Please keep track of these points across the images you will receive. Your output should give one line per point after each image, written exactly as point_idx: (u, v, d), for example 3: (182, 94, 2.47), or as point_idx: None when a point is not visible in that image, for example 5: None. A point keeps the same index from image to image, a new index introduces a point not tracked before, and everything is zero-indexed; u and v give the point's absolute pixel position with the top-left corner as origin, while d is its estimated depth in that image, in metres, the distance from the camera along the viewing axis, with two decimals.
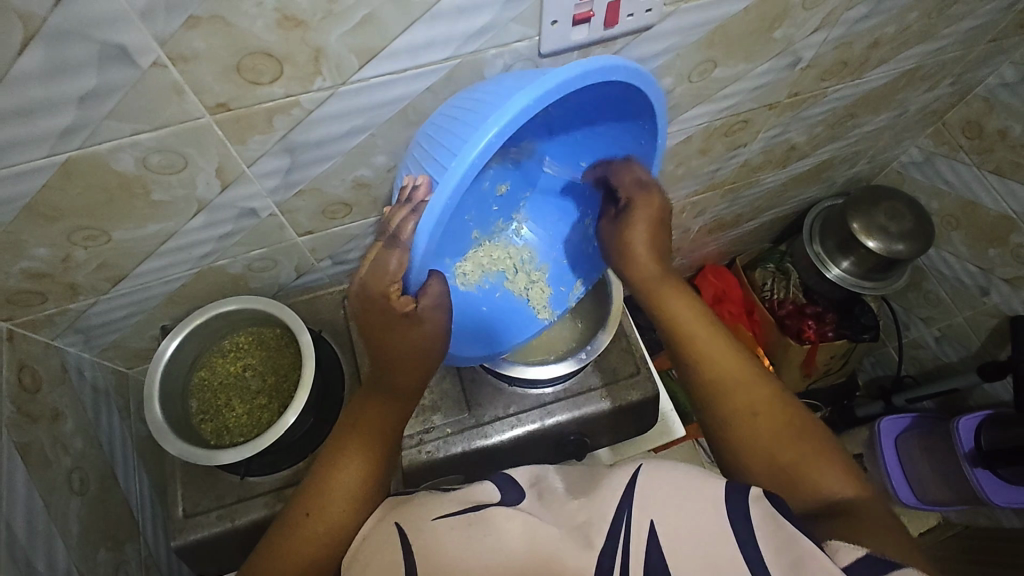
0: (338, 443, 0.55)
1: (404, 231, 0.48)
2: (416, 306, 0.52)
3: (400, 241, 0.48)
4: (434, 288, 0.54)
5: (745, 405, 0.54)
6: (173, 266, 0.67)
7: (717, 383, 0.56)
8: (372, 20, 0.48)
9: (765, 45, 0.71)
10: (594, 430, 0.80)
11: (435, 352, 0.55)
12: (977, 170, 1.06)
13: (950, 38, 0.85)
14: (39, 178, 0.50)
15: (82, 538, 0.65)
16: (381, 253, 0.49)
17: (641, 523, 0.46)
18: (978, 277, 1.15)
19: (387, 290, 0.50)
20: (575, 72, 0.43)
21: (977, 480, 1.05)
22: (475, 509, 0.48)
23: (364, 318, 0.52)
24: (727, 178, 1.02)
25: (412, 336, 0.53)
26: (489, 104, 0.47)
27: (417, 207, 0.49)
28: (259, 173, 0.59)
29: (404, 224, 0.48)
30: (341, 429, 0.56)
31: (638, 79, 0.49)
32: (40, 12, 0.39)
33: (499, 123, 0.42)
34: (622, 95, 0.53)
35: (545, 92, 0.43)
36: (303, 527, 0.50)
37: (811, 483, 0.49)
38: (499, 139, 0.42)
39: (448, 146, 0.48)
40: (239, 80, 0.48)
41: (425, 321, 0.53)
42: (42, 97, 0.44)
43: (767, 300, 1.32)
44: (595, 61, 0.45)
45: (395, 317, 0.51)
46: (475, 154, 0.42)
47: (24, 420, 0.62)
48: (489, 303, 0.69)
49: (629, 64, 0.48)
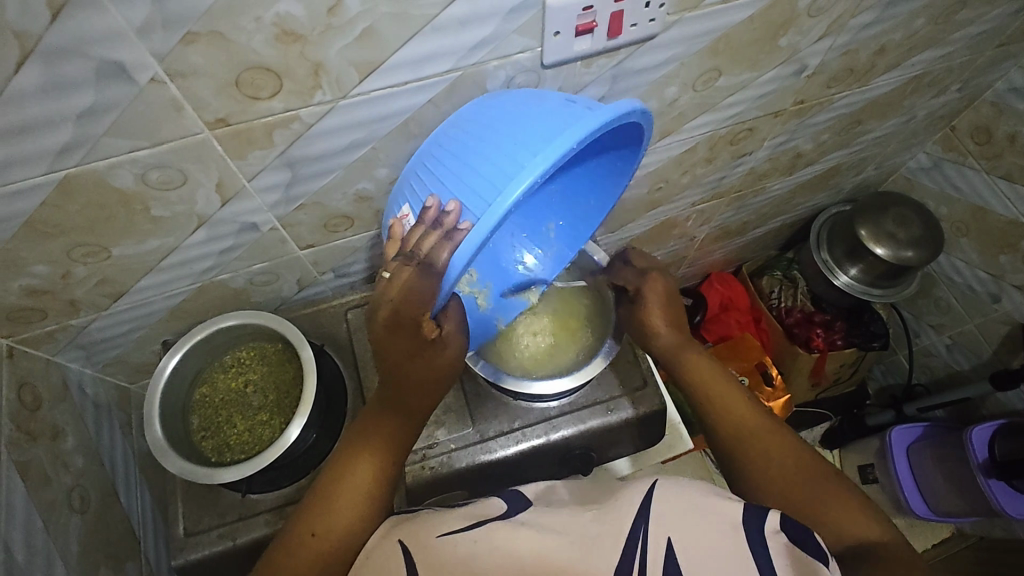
0: (347, 457, 0.55)
1: (438, 261, 0.45)
2: (440, 331, 0.54)
3: (435, 270, 0.45)
4: (454, 312, 0.55)
5: (763, 453, 0.58)
6: (172, 281, 0.67)
7: (738, 432, 0.61)
8: (371, 33, 0.47)
9: (770, 53, 0.70)
10: (600, 444, 0.78)
11: (451, 374, 0.57)
12: (986, 176, 1.05)
13: (958, 43, 0.84)
14: (37, 196, 0.50)
15: (83, 556, 0.64)
16: (415, 281, 0.46)
17: (657, 542, 0.46)
18: (989, 283, 1.13)
19: (417, 318, 0.49)
20: (614, 113, 0.43)
21: (990, 491, 1.03)
22: (482, 525, 0.48)
23: (388, 339, 0.51)
24: (733, 185, 1.01)
25: (434, 361, 0.54)
26: (530, 130, 0.45)
27: (451, 236, 0.45)
28: (258, 188, 0.58)
29: (438, 251, 0.45)
30: (349, 445, 0.56)
31: (647, 123, 0.48)
32: (36, 31, 0.39)
33: (544, 163, 0.40)
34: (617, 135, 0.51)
35: (596, 128, 0.41)
36: (310, 545, 0.49)
37: (830, 526, 0.52)
38: (540, 179, 0.41)
39: (482, 169, 0.45)
40: (237, 95, 0.48)
41: (450, 345, 0.55)
42: (40, 114, 0.44)
43: (775, 307, 1.30)
44: (625, 103, 0.44)
45: (423, 343, 0.52)
46: (518, 194, 0.40)
47: (23, 438, 0.61)
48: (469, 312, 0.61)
49: (647, 110, 0.47)
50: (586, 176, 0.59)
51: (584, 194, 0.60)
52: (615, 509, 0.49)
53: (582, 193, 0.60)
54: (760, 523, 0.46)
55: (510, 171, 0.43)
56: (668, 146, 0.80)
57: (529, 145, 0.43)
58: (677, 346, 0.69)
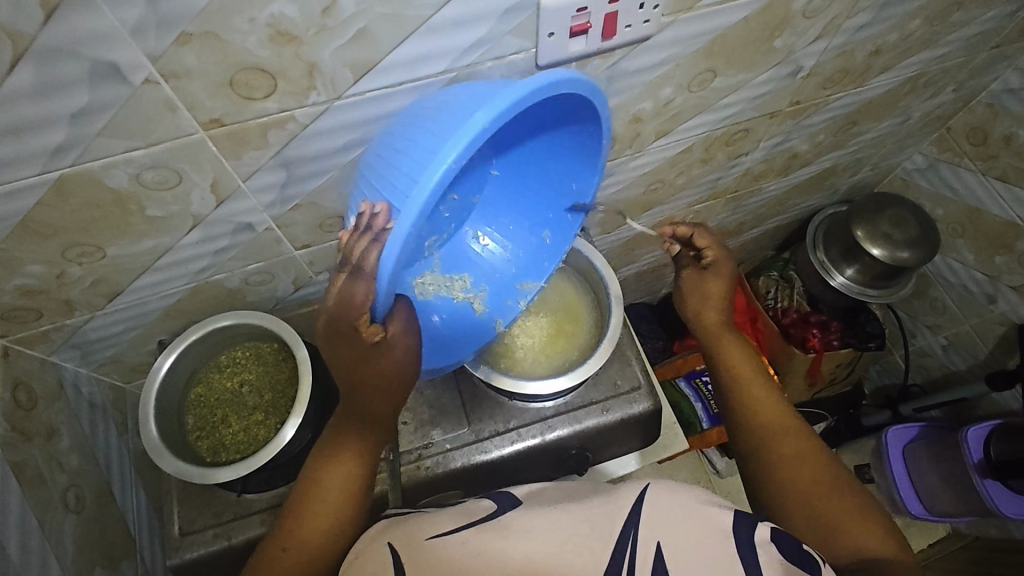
0: (314, 469, 0.56)
1: (366, 262, 0.43)
2: (385, 334, 0.49)
3: (363, 272, 0.43)
4: (402, 313, 0.50)
5: (794, 452, 0.58)
6: (169, 281, 0.67)
7: (769, 426, 0.61)
8: (366, 34, 0.47)
9: (765, 54, 0.70)
10: (595, 444, 0.78)
11: (409, 376, 0.53)
12: (981, 177, 1.05)
13: (954, 45, 0.84)
14: (32, 196, 0.50)
15: (78, 555, 0.64)
16: (347, 284, 0.45)
17: (648, 542, 0.46)
18: (985, 284, 1.14)
19: (356, 320, 0.46)
20: (535, 85, 0.40)
21: (986, 491, 1.03)
22: (474, 527, 0.48)
23: (336, 346, 0.49)
24: (730, 186, 1.01)
25: (383, 364, 0.50)
26: (453, 113, 0.42)
27: (378, 237, 0.42)
28: (254, 188, 0.58)
29: (367, 253, 0.43)
30: (318, 455, 0.56)
31: (586, 89, 0.45)
32: (30, 31, 0.39)
33: (454, 149, 0.38)
34: (572, 110, 0.49)
35: (510, 104, 0.39)
36: (280, 560, 0.51)
37: (845, 535, 0.52)
38: (456, 166, 0.38)
39: (407, 165, 0.42)
40: (232, 96, 0.48)
41: (395, 347, 0.50)
42: (34, 114, 0.44)
43: (772, 308, 1.29)
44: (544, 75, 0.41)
45: (366, 347, 0.49)
46: (434, 181, 0.38)
47: (18, 438, 0.61)
48: (448, 311, 0.60)
49: (576, 73, 0.43)
50: (561, 164, 0.58)
51: (564, 178, 0.60)
52: (606, 509, 0.50)
53: (565, 175, 0.59)
54: (750, 533, 0.47)
55: (427, 157, 0.40)
56: (664, 147, 0.80)
57: (446, 129, 0.41)
58: (721, 329, 0.69)
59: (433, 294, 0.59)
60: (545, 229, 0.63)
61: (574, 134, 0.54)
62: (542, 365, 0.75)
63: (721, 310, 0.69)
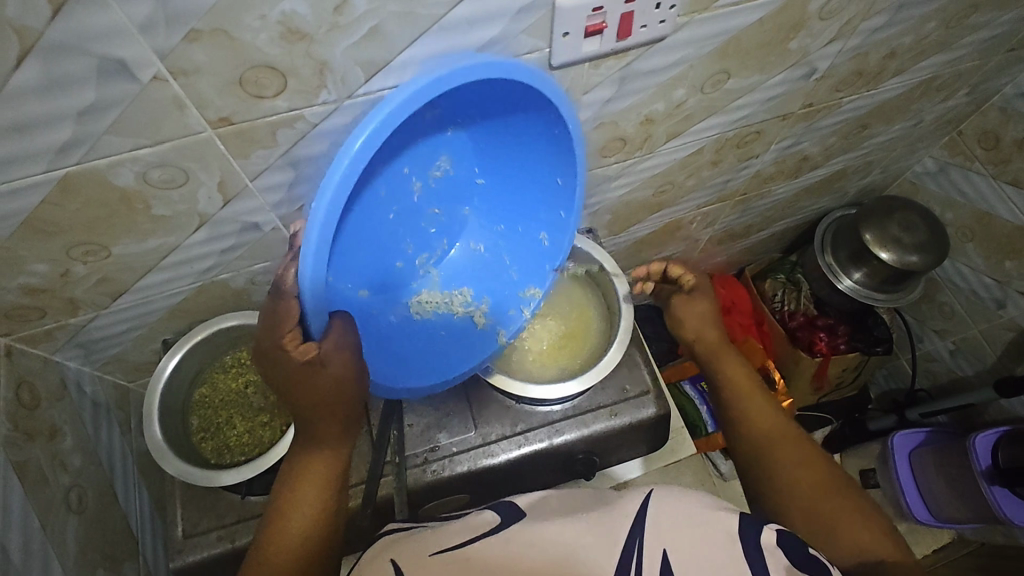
0: (276, 496, 0.52)
1: (285, 280, 0.46)
2: (319, 350, 0.47)
3: (284, 290, 0.45)
4: (338, 327, 0.48)
5: (793, 458, 0.58)
6: (174, 280, 0.66)
7: (767, 434, 0.61)
8: (378, 32, 0.46)
9: (780, 56, 0.69)
10: (602, 449, 0.77)
11: (353, 391, 0.50)
12: (992, 181, 1.04)
13: (968, 48, 0.83)
14: (37, 194, 0.49)
15: (80, 556, 0.63)
16: (269, 304, 0.47)
17: (653, 550, 0.45)
18: (994, 289, 1.13)
19: (281, 340, 0.46)
20: (431, 77, 0.40)
21: (994, 499, 1.03)
22: (480, 538, 0.47)
23: (273, 372, 0.48)
24: (739, 188, 1.00)
25: (320, 381, 0.48)
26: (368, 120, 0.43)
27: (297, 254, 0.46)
28: (261, 187, 0.58)
29: (285, 272, 0.46)
30: (279, 482, 0.53)
31: (508, 70, 0.43)
32: (38, 27, 0.38)
33: (344, 155, 0.39)
34: (524, 95, 0.48)
35: (402, 96, 0.39)
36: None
37: (845, 534, 0.52)
38: (351, 171, 0.39)
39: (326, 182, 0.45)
40: (242, 94, 0.47)
41: (331, 362, 0.47)
42: (39, 111, 0.43)
43: (778, 310, 1.29)
44: (447, 66, 0.40)
45: (298, 366, 0.47)
46: (330, 191, 0.39)
47: (21, 438, 0.60)
48: (448, 326, 0.64)
49: (485, 56, 0.42)
50: (542, 159, 0.56)
51: (550, 173, 0.57)
52: (614, 517, 0.49)
53: (549, 172, 0.57)
54: (756, 534, 0.47)
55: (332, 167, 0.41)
56: (674, 148, 0.79)
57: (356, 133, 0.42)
58: (718, 342, 0.69)
59: (432, 311, 0.63)
60: (542, 232, 0.62)
61: (530, 132, 0.53)
62: (550, 369, 0.74)
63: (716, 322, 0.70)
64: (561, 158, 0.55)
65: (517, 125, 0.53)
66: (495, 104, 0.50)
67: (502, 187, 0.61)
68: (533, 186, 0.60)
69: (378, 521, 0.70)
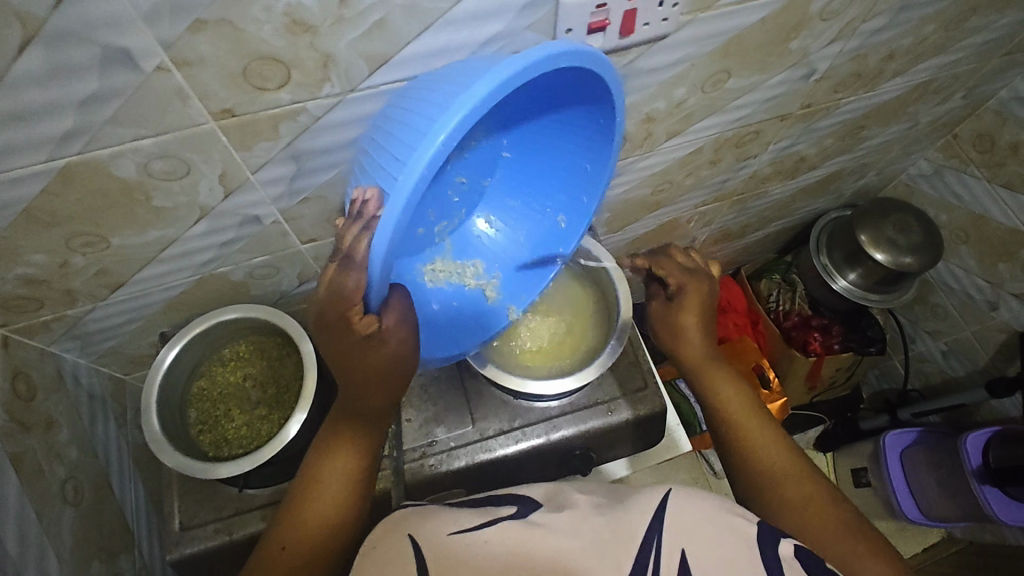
0: (312, 462, 0.54)
1: (358, 251, 0.41)
2: (380, 327, 0.47)
3: (354, 262, 0.41)
4: (396, 305, 0.49)
5: (802, 497, 0.55)
6: (173, 273, 0.66)
7: (770, 470, 0.57)
8: (382, 26, 0.46)
9: (781, 56, 0.69)
10: (599, 445, 0.78)
11: (404, 371, 0.51)
12: (987, 184, 1.05)
13: (966, 51, 0.84)
14: (37, 183, 0.49)
15: (76, 549, 0.63)
16: (336, 275, 0.43)
17: (671, 548, 0.46)
18: (987, 292, 1.14)
19: (348, 311, 0.44)
20: (536, 58, 0.37)
21: (986, 499, 1.03)
22: (495, 524, 0.47)
23: (327, 342, 0.47)
24: (736, 188, 1.00)
25: (376, 357, 0.48)
26: (447, 90, 0.40)
27: (370, 225, 0.41)
28: (262, 180, 0.57)
29: (357, 242, 0.41)
30: (316, 451, 0.54)
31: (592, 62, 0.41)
32: (40, 13, 0.38)
33: (442, 130, 0.36)
34: (588, 87, 0.45)
35: (508, 78, 0.36)
36: (282, 559, 0.49)
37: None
38: (448, 147, 0.36)
39: (399, 148, 0.40)
40: (245, 86, 0.47)
41: (391, 339, 0.48)
42: (40, 99, 0.43)
43: (773, 311, 1.30)
44: (542, 47, 0.38)
45: (356, 340, 0.46)
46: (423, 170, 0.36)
47: (18, 429, 0.60)
48: (460, 299, 0.62)
49: (576, 45, 0.39)
50: (577, 146, 0.54)
51: (579, 160, 0.55)
52: (628, 515, 0.49)
53: (577, 157, 0.55)
54: (775, 544, 0.47)
55: (416, 137, 0.38)
56: (674, 147, 0.80)
57: (440, 104, 0.38)
58: (705, 361, 0.66)
59: (445, 281, 0.61)
60: (560, 215, 0.60)
61: (583, 120, 0.51)
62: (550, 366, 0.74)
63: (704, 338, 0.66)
64: (599, 149, 0.53)
65: (570, 110, 0.50)
66: (559, 93, 0.47)
67: (528, 160, 0.58)
68: (559, 167, 0.57)
69: (376, 515, 0.70)
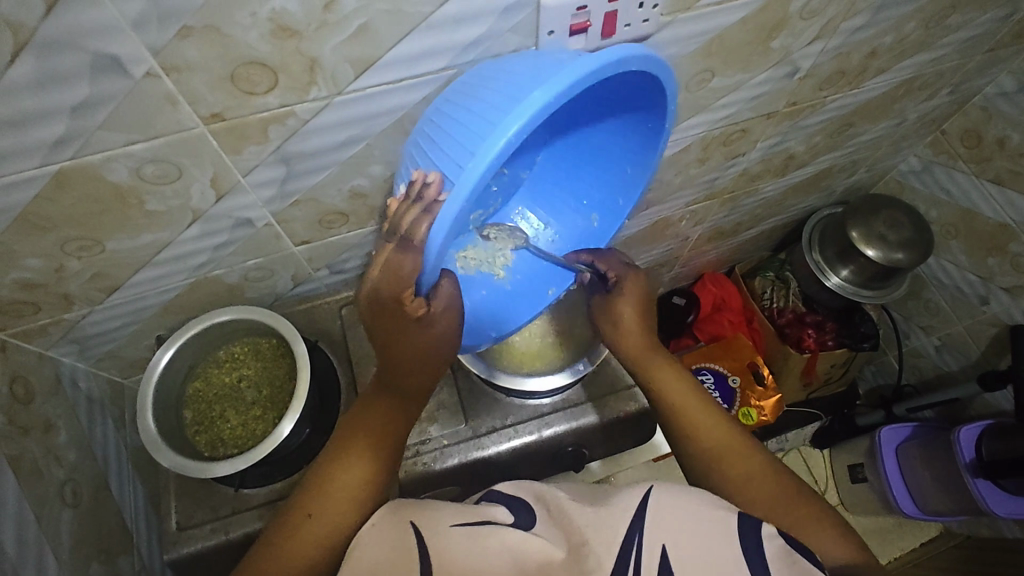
0: (346, 431, 0.54)
1: (416, 236, 0.42)
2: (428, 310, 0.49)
3: (413, 245, 0.43)
4: (446, 289, 0.50)
5: (742, 474, 0.56)
6: (168, 276, 0.67)
7: (712, 451, 0.58)
8: (367, 29, 0.47)
9: (763, 54, 0.71)
10: (591, 441, 0.79)
11: (444, 357, 0.54)
12: (975, 178, 1.06)
13: (950, 47, 0.85)
14: (31, 188, 0.50)
15: (74, 550, 0.64)
16: (391, 254, 0.44)
17: (653, 545, 0.47)
18: (978, 285, 1.14)
19: (400, 295, 0.46)
20: (607, 62, 0.38)
21: (977, 490, 1.04)
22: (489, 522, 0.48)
23: (378, 328, 0.49)
24: (727, 186, 1.01)
25: (421, 338, 0.50)
26: (510, 89, 0.41)
27: (430, 208, 0.43)
28: (253, 182, 0.58)
29: (415, 226, 0.42)
30: (354, 420, 0.55)
31: (655, 67, 0.43)
32: (31, 22, 0.39)
33: (516, 124, 0.37)
34: (642, 91, 0.47)
35: (572, 82, 0.37)
36: (308, 526, 0.49)
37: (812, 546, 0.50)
38: (513, 142, 0.37)
39: (463, 139, 0.41)
40: (233, 89, 0.48)
41: (437, 323, 0.50)
42: (33, 106, 0.44)
43: (767, 308, 1.32)
44: (612, 53, 0.39)
45: (407, 320, 0.48)
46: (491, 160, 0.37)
47: (17, 432, 0.61)
48: (490, 289, 0.60)
49: (645, 51, 0.41)
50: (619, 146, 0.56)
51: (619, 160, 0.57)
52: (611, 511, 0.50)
53: (621, 158, 0.57)
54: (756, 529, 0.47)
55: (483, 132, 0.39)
56: None
57: (505, 102, 0.40)
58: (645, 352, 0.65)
59: (475, 268, 0.59)
60: (593, 213, 0.62)
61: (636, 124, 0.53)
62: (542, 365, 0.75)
63: (644, 331, 0.66)
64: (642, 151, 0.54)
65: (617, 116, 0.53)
66: (614, 99, 0.49)
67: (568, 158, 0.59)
68: (597, 169, 0.59)
69: None
